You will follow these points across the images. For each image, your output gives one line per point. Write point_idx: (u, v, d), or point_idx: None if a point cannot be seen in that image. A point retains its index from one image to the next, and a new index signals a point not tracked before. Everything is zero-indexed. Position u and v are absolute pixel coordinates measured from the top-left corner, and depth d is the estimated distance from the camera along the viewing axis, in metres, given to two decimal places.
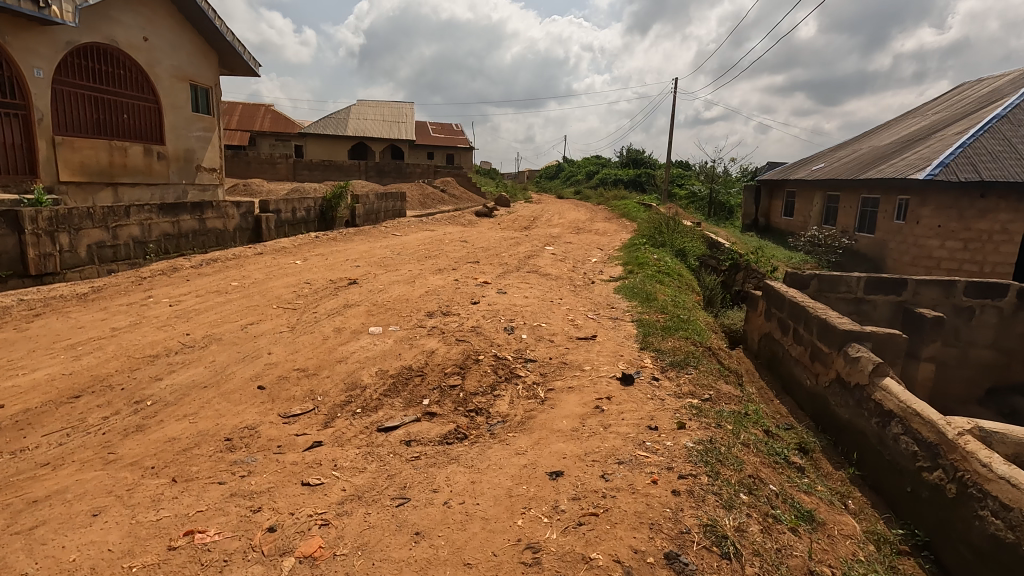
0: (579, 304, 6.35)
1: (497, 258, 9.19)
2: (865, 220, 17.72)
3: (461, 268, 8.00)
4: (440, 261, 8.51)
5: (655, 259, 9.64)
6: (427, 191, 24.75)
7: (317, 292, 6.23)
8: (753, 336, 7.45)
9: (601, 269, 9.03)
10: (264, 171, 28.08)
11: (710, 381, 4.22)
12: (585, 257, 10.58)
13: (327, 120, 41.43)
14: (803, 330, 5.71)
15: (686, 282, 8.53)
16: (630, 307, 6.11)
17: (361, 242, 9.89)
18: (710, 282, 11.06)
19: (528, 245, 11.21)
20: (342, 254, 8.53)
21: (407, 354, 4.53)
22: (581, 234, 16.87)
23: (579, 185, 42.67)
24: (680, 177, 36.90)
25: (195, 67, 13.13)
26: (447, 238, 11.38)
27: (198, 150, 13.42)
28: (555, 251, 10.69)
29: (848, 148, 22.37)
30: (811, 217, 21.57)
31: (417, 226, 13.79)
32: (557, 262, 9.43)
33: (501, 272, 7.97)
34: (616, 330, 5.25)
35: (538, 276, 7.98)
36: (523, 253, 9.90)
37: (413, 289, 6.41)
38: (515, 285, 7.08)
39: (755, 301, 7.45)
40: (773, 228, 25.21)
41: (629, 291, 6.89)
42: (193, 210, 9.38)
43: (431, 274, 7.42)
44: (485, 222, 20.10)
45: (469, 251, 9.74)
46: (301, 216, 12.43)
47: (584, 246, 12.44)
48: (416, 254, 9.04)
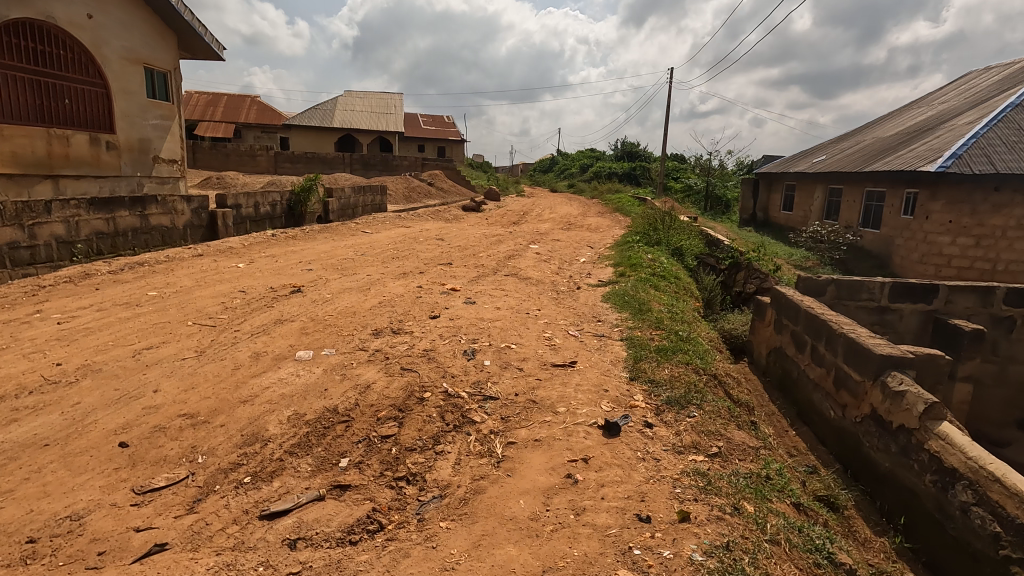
0: (558, 316, 5.42)
1: (472, 259, 8.25)
2: (870, 215, 16.85)
3: (429, 272, 7.05)
4: (406, 263, 7.56)
5: (650, 260, 8.72)
6: (413, 184, 23.75)
7: (248, 303, 5.28)
8: (760, 349, 6.55)
9: (588, 272, 8.11)
10: (244, 164, 26.97)
11: (718, 426, 3.29)
12: (572, 256, 9.65)
13: (314, 111, 40.26)
14: (823, 349, 4.79)
15: (684, 285, 7.61)
16: (619, 321, 5.17)
17: (324, 241, 8.94)
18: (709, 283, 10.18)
19: (510, 243, 10.26)
20: (296, 255, 7.57)
21: (336, 389, 3.59)
22: (571, 230, 15.92)
23: (572, 178, 41.67)
24: (675, 170, 35.94)
25: (150, 49, 12.06)
26: (423, 235, 10.44)
27: (154, 140, 12.38)
28: (539, 250, 9.77)
29: (850, 140, 21.48)
30: (812, 211, 20.70)
31: (394, 222, 12.83)
32: (539, 263, 8.48)
33: (473, 276, 7.02)
34: (601, 353, 4.32)
35: (516, 280, 7.05)
36: (502, 253, 8.97)
37: (364, 299, 5.46)
38: (487, 292, 6.15)
39: (763, 309, 6.54)
40: (772, 222, 24.36)
41: (619, 300, 5.95)
42: (134, 205, 8.40)
43: (392, 279, 6.48)
44: (471, 217, 19.16)
45: (443, 251, 8.81)
46: (266, 212, 11.45)
47: (573, 244, 11.50)
48: (381, 255, 8.07)
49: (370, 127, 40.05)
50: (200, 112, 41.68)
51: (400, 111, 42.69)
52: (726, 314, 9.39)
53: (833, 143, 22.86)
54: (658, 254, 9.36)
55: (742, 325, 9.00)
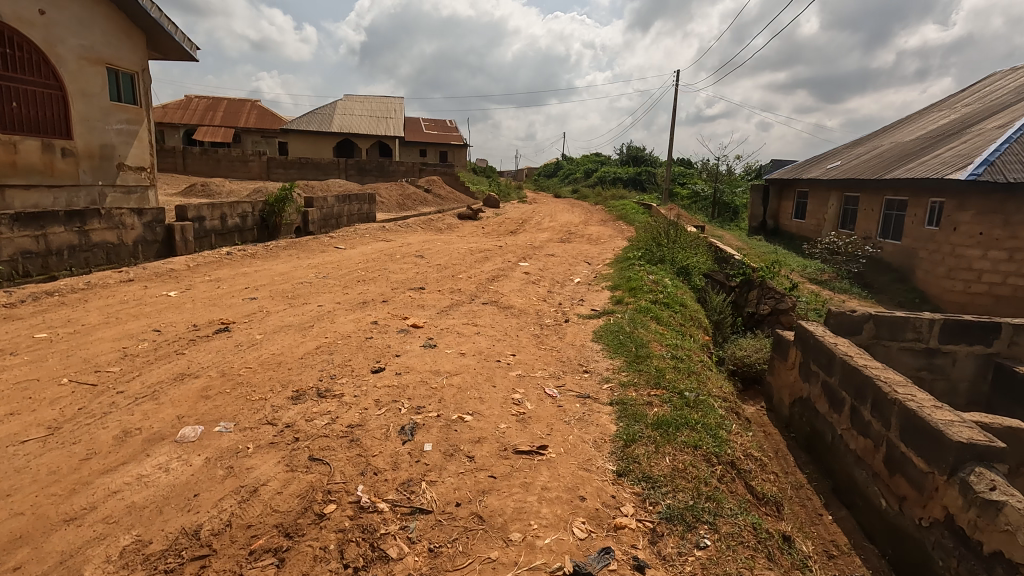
0: (535, 365, 4.41)
1: (450, 282, 7.26)
2: (890, 225, 15.81)
3: (393, 301, 6.07)
4: (370, 289, 6.57)
5: (654, 283, 7.70)
6: (409, 191, 22.87)
7: (154, 349, 4.31)
8: (781, 395, 5.53)
9: (581, 297, 7.12)
10: (235, 169, 26.15)
11: (742, 566, 2.29)
12: (566, 276, 8.68)
13: (312, 116, 39.49)
14: (869, 415, 3.78)
15: (693, 317, 6.60)
16: (612, 375, 4.15)
17: (286, 259, 8.00)
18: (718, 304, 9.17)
19: (497, 260, 9.28)
20: (245, 280, 6.61)
21: (210, 494, 2.60)
22: (569, 242, 14.91)
23: (576, 184, 40.68)
24: (681, 175, 34.87)
25: (113, 48, 11.22)
26: (402, 250, 9.49)
27: (119, 146, 11.52)
28: (529, 269, 8.78)
29: (867, 145, 20.35)
30: (827, 220, 19.62)
31: (376, 234, 11.89)
32: (526, 286, 7.48)
33: (444, 307, 6.02)
34: (583, 428, 3.32)
35: (495, 310, 6.07)
36: (486, 273, 7.97)
37: (299, 342, 4.47)
38: (456, 329, 5.18)
39: (786, 350, 5.51)
40: (783, 231, 23.31)
41: (613, 343, 4.93)
42: (71, 220, 7.49)
43: (346, 311, 5.51)
44: (467, 227, 18.23)
45: (420, 271, 7.83)
46: (234, 224, 10.53)
47: (568, 260, 10.49)
48: (345, 277, 7.11)
49: (369, 131, 39.23)
50: (197, 116, 41.02)
51: (400, 115, 41.86)
52: (738, 340, 8.36)
53: (848, 148, 21.75)
54: (666, 276, 8.35)
55: (757, 355, 8.00)
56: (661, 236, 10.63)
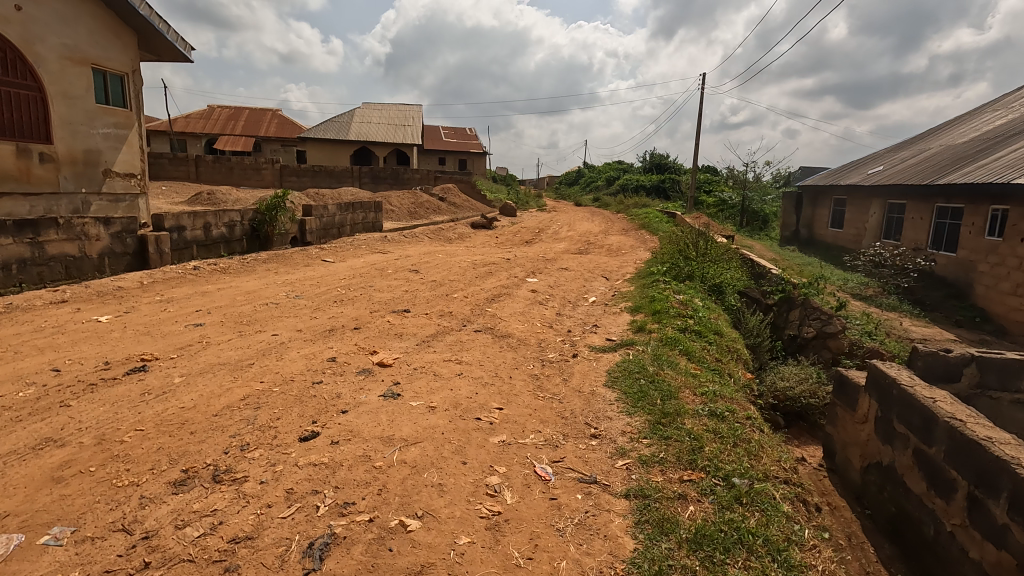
0: (526, 424, 3.32)
1: (441, 303, 6.21)
2: (943, 235, 14.40)
3: (367, 329, 5.07)
4: (344, 313, 5.56)
5: (683, 304, 6.55)
6: (421, 199, 22.07)
7: (36, 397, 3.35)
8: (846, 455, 4.35)
9: (596, 322, 6.04)
10: (248, 178, 25.70)
11: None
12: (578, 294, 7.61)
13: (330, 124, 39.21)
14: (1005, 517, 2.62)
15: (730, 346, 5.47)
16: (629, 444, 3.05)
17: (261, 274, 7.10)
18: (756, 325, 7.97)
19: (502, 275, 8.25)
20: (201, 301, 5.68)
21: None
22: (587, 254, 13.80)
23: (597, 192, 39.54)
24: (706, 182, 33.44)
25: (100, 48, 10.58)
26: (396, 263, 8.52)
27: (105, 151, 10.85)
28: (537, 286, 7.73)
29: (911, 148, 18.85)
30: (868, 230, 18.15)
31: (375, 244, 10.99)
32: (532, 308, 6.40)
33: (426, 337, 4.97)
34: (586, 544, 2.23)
35: (489, 340, 5.02)
36: (486, 291, 6.94)
37: (223, 390, 3.46)
38: (434, 369, 4.14)
39: (854, 398, 4.33)
40: (818, 241, 21.84)
41: (632, 391, 3.81)
42: (22, 231, 6.70)
43: (303, 344, 4.51)
44: (479, 237, 17.29)
45: (410, 290, 6.81)
46: (220, 235, 9.72)
47: (583, 274, 9.40)
48: (320, 298, 6.13)
49: (386, 139, 38.71)
50: (217, 125, 41.13)
51: (417, 123, 41.30)
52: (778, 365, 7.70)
53: (888, 153, 20.25)
54: (700, 296, 7.21)
55: (800, 384, 7.45)
56: (690, 247, 9.45)
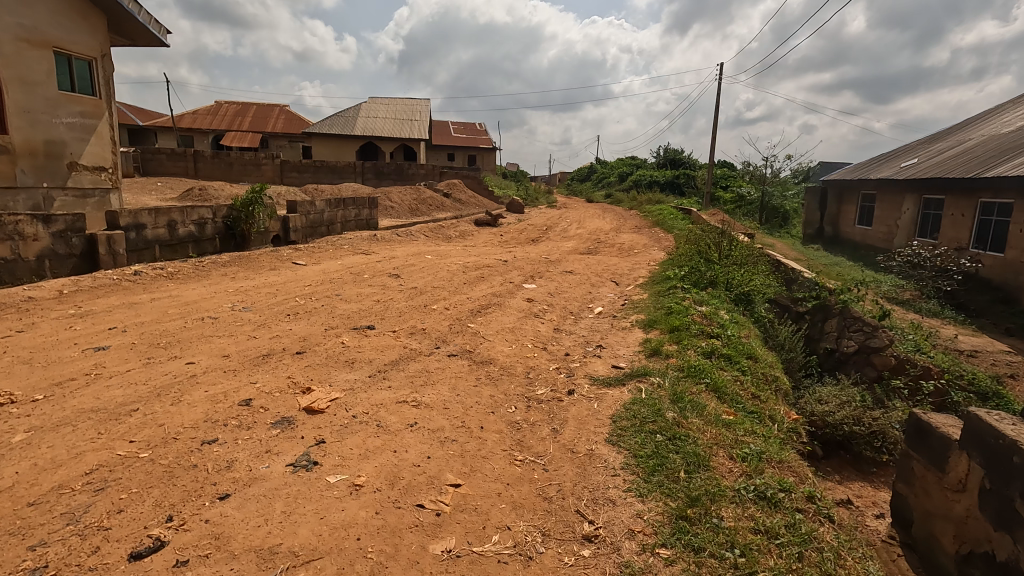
0: (491, 515, 2.29)
1: (415, 317, 5.19)
2: (988, 233, 13.11)
3: (313, 354, 4.06)
4: (292, 331, 4.57)
5: (707, 318, 5.46)
6: (424, 195, 21.09)
7: None
8: (931, 530, 3.29)
9: (600, 341, 4.99)
10: (247, 174, 24.90)
11: None
12: (582, 304, 6.55)
13: (336, 119, 38.43)
14: None
15: (767, 375, 4.39)
16: (641, 561, 2.03)
17: (214, 281, 6.14)
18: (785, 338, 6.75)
19: (496, 280, 7.22)
20: (124, 314, 4.72)
21: None
22: (596, 254, 12.70)
23: (609, 188, 38.30)
24: (724, 178, 32.08)
25: (63, 30, 9.68)
26: (377, 266, 7.52)
27: (69, 143, 9.98)
28: (534, 293, 6.69)
29: (947, 140, 17.50)
30: (900, 228, 16.86)
31: (362, 243, 10.00)
32: (524, 323, 5.35)
33: (386, 364, 3.95)
34: None
35: (464, 369, 3.99)
36: (472, 302, 5.91)
37: (65, 459, 2.46)
38: (381, 414, 3.13)
39: (942, 457, 3.26)
40: (844, 240, 20.53)
41: (645, 454, 2.78)
42: None
43: (220, 377, 3.51)
44: (482, 235, 16.26)
45: (383, 299, 5.80)
46: (187, 234, 8.81)
47: (590, 278, 8.33)
48: (271, 311, 5.14)
49: (393, 134, 37.77)
50: (223, 121, 40.52)
51: (425, 117, 40.33)
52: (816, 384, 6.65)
53: (921, 145, 18.89)
54: (729, 308, 6.11)
55: (841, 409, 6.41)
56: (713, 246, 8.31)
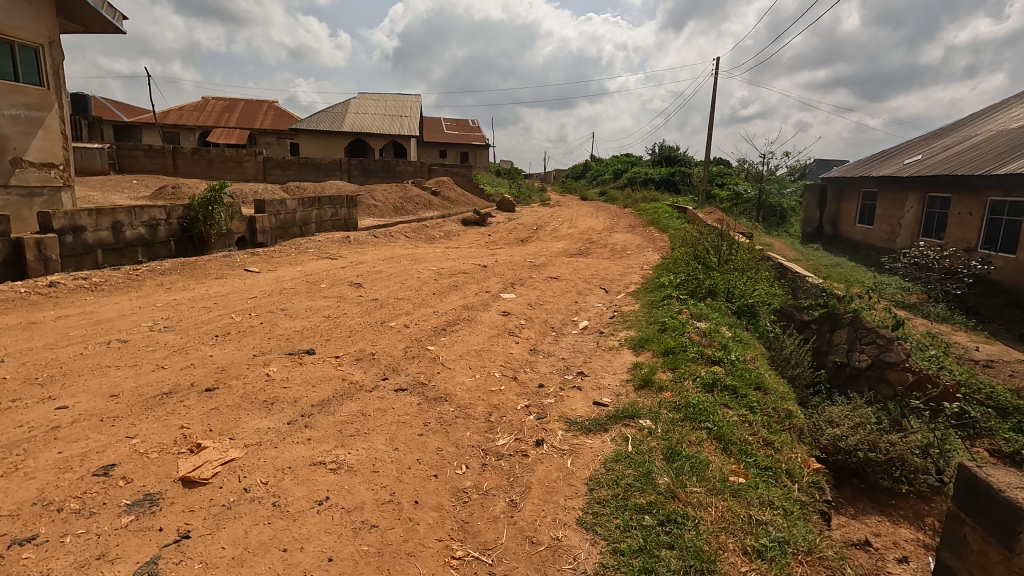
0: None
1: (366, 338, 4.44)
2: (998, 233, 12.48)
3: (227, 391, 3.31)
4: (210, 358, 3.81)
5: (706, 338, 4.73)
6: (411, 193, 20.33)
7: None
8: None
9: (582, 366, 4.28)
10: (229, 171, 24.10)
11: None
12: (565, 317, 5.83)
13: (325, 115, 37.53)
14: None
15: (779, 411, 3.67)
16: None
17: (144, 292, 5.37)
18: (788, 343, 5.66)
19: (471, 288, 6.49)
20: (14, 338, 3.96)
21: None
22: (586, 256, 11.99)
23: (604, 186, 37.60)
24: (720, 175, 31.44)
25: (3, 13, 8.85)
26: (339, 274, 6.77)
27: (13, 137, 9.15)
28: (512, 304, 5.96)
29: (952, 136, 16.84)
30: (903, 227, 16.24)
31: (332, 246, 9.24)
32: (495, 344, 4.61)
33: (313, 405, 3.20)
34: None
35: (411, 410, 3.25)
36: (439, 317, 5.17)
37: None
38: (283, 486, 2.38)
39: (1008, 531, 2.58)
40: (844, 239, 19.92)
41: (629, 549, 2.06)
42: None
43: (89, 429, 2.75)
44: (469, 236, 15.52)
45: (335, 315, 5.05)
46: (136, 236, 8.03)
47: (577, 285, 7.61)
48: (197, 331, 4.39)
49: (383, 130, 36.93)
50: (209, 117, 39.57)
51: (415, 113, 39.50)
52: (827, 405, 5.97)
53: (924, 141, 18.23)
54: (731, 323, 5.38)
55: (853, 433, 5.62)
56: (712, 250, 7.58)
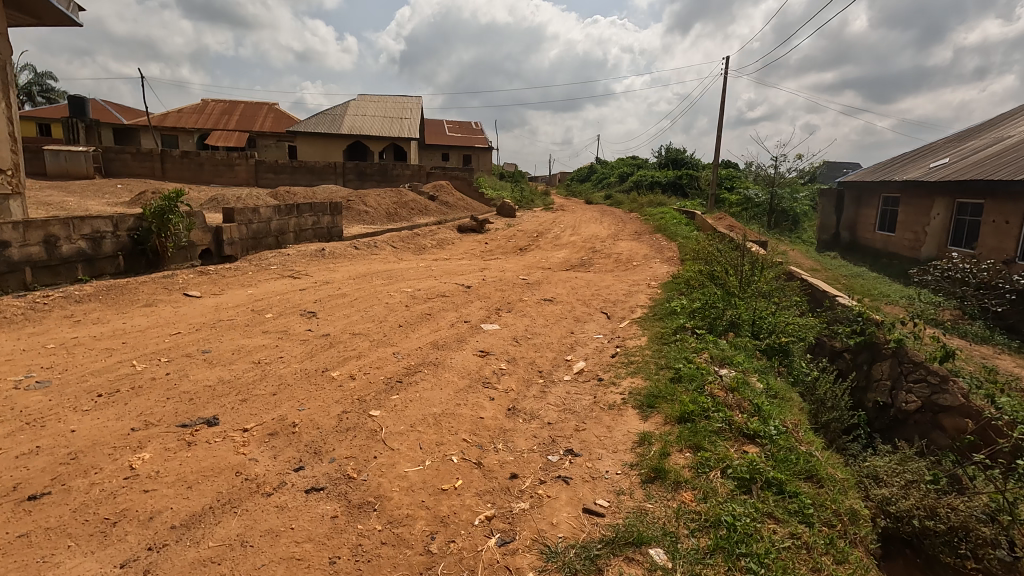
0: None
1: (294, 397, 3.45)
2: None
3: (61, 500, 2.32)
4: (66, 437, 2.82)
5: (733, 394, 3.69)
6: (407, 198, 19.42)
7: None
8: None
9: (572, 437, 3.29)
10: (220, 175, 23.25)
11: None
12: (556, 356, 4.85)
13: (323, 116, 36.71)
14: None
15: (841, 515, 2.64)
16: None
17: (41, 328, 4.40)
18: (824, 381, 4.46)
19: (448, 317, 5.50)
20: None
21: None
22: (588, 268, 11.00)
23: (609, 189, 36.56)
24: (729, 179, 30.36)
25: None
26: (295, 298, 5.79)
27: None
28: (493, 339, 4.99)
29: (982, 138, 15.72)
30: (929, 235, 15.16)
31: (303, 259, 8.27)
32: (463, 402, 3.60)
33: (174, 525, 2.20)
34: None
35: (320, 533, 2.25)
36: (398, 361, 4.16)
37: None
38: None
39: None
40: (863, 247, 18.84)
41: None
42: None
43: None
44: (464, 245, 14.56)
45: (266, 359, 4.06)
46: (75, 252, 7.10)
47: (574, 308, 6.61)
48: (77, 388, 3.41)
49: (382, 132, 36.07)
50: (207, 120, 38.86)
51: (416, 115, 38.63)
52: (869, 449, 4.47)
53: (951, 143, 17.10)
54: (762, 368, 4.34)
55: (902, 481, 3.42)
56: (731, 269, 6.52)
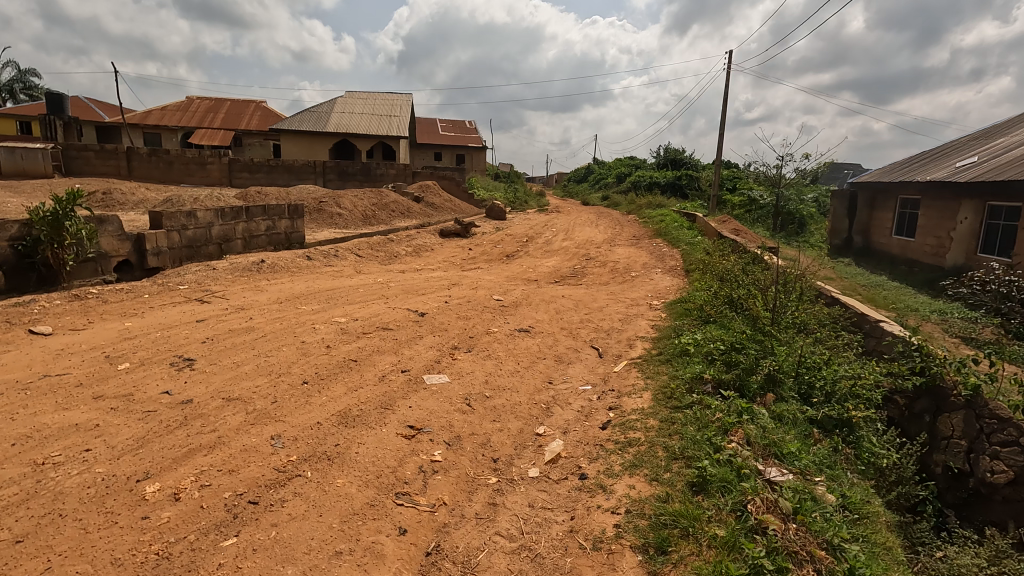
0: None
1: (44, 552, 1.98)
2: None
3: None
4: None
5: (799, 531, 2.24)
6: (387, 198, 17.95)
7: None
8: None
9: None
10: (190, 174, 21.75)
11: None
12: (520, 429, 3.39)
13: (309, 113, 35.18)
14: None
15: None
16: None
17: None
18: (905, 468, 3.07)
19: (381, 365, 4.04)
20: None
21: None
22: (579, 281, 9.55)
23: (607, 190, 35.15)
24: (731, 179, 28.96)
25: None
26: (179, 337, 4.30)
27: None
28: (432, 402, 3.53)
29: (1013, 136, 14.34)
30: (954, 241, 13.74)
31: (230, 275, 6.79)
32: (349, 546, 2.15)
33: None
34: None
35: None
36: (270, 455, 2.69)
37: None
38: None
39: None
40: (877, 253, 17.44)
41: None
42: None
43: None
44: (444, 252, 13.10)
45: (60, 457, 2.58)
46: None
47: (555, 342, 5.15)
48: None
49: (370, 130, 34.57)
50: (190, 117, 37.25)
51: (406, 113, 37.13)
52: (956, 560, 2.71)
53: (975, 141, 15.80)
54: (830, 465, 2.86)
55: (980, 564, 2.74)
56: (759, 293, 5.07)
